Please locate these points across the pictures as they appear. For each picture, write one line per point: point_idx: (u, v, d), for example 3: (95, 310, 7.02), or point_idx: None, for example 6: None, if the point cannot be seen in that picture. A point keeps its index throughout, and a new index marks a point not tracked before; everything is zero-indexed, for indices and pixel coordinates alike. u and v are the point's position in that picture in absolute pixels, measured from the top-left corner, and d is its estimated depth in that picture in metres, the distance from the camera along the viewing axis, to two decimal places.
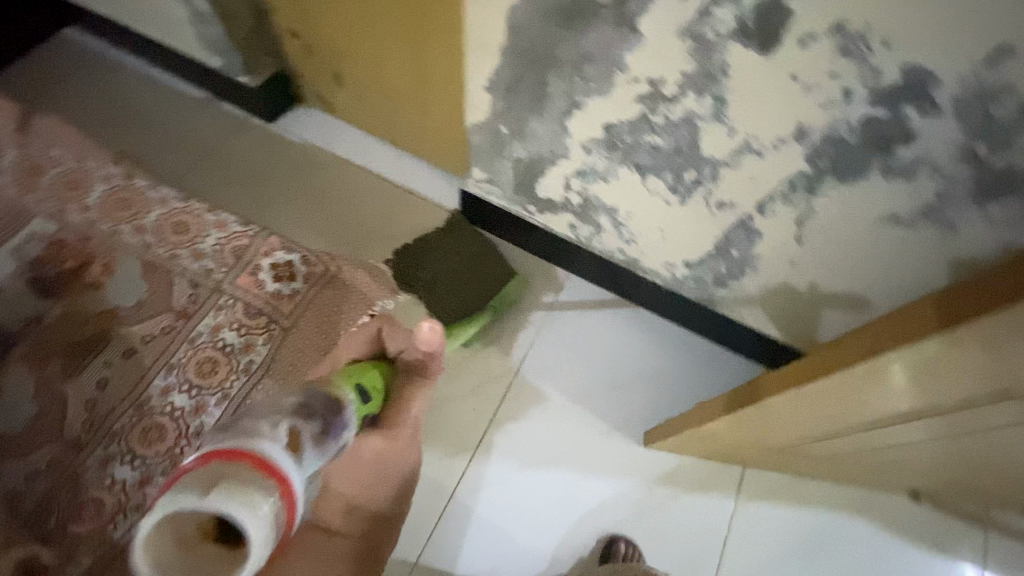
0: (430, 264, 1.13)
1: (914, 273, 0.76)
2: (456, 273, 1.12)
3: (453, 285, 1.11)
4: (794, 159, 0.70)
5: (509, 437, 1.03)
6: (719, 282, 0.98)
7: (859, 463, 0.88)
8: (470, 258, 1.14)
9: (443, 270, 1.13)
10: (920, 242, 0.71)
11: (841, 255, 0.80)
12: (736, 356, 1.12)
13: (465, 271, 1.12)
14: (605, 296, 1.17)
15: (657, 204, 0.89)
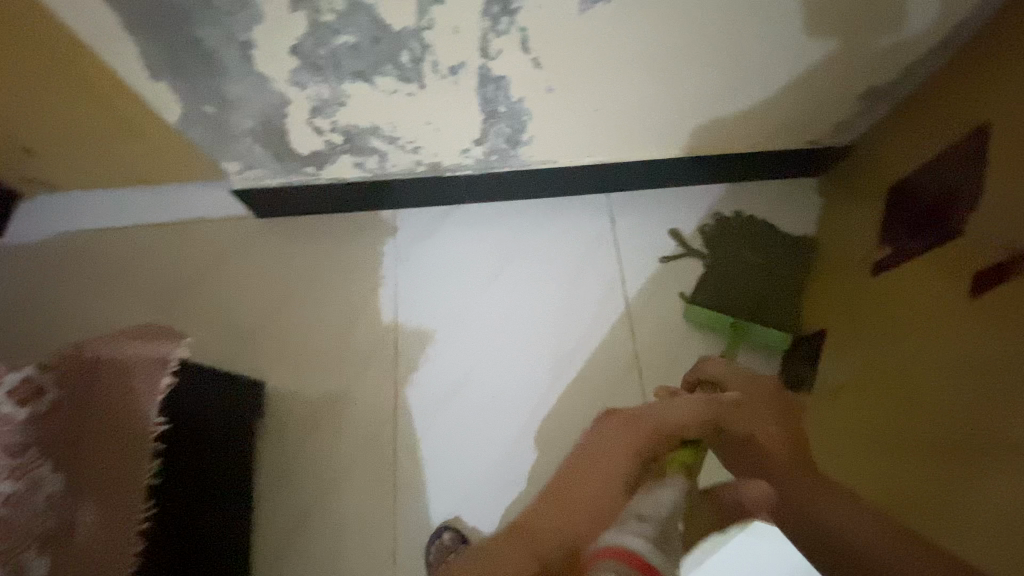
0: (724, 262, 1.04)
1: (645, 35, 0.75)
2: (756, 278, 1.00)
3: (720, 290, 1.01)
4: None
5: (417, 392, 1.01)
6: (514, 142, 0.95)
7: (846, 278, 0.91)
8: (777, 248, 1.03)
9: (730, 270, 1.02)
10: (625, 7, 0.70)
11: (582, 57, 0.78)
12: (575, 197, 1.13)
13: (761, 275, 1.00)
14: (433, 212, 1.12)
15: (402, 101, 0.83)
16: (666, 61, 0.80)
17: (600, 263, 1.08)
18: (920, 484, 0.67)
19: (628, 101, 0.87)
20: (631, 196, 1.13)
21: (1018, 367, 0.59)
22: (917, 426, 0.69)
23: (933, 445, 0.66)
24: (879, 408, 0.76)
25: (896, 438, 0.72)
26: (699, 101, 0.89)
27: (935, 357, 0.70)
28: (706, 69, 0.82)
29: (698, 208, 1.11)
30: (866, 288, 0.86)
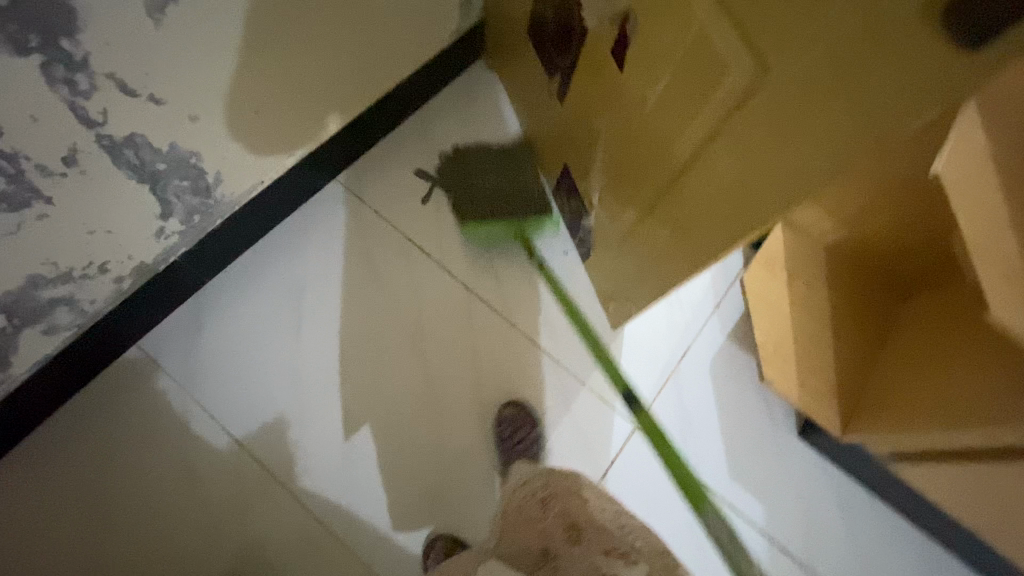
0: (470, 183, 1.09)
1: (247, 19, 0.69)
2: (501, 185, 1.09)
3: (483, 207, 1.08)
4: (12, 68, 0.53)
5: (311, 471, 0.93)
6: (206, 194, 0.84)
7: (591, 127, 0.89)
8: (496, 157, 1.12)
9: (476, 187, 1.09)
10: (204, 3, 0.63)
11: (201, 71, 0.69)
12: (309, 203, 1.07)
13: (501, 180, 1.09)
14: (183, 312, 0.97)
15: (39, 231, 0.67)
16: (288, 34, 0.75)
17: (377, 241, 1.06)
18: (686, 258, 0.78)
19: (283, 90, 0.82)
20: (357, 169, 1.11)
21: (765, 190, 0.60)
22: (674, 214, 0.76)
23: (690, 233, 0.75)
24: (668, 216, 0.78)
25: (664, 221, 0.79)
26: (346, 54, 0.87)
27: (681, 162, 0.71)
28: (328, 23, 0.80)
29: (415, 141, 1.14)
30: (587, 98, 0.87)
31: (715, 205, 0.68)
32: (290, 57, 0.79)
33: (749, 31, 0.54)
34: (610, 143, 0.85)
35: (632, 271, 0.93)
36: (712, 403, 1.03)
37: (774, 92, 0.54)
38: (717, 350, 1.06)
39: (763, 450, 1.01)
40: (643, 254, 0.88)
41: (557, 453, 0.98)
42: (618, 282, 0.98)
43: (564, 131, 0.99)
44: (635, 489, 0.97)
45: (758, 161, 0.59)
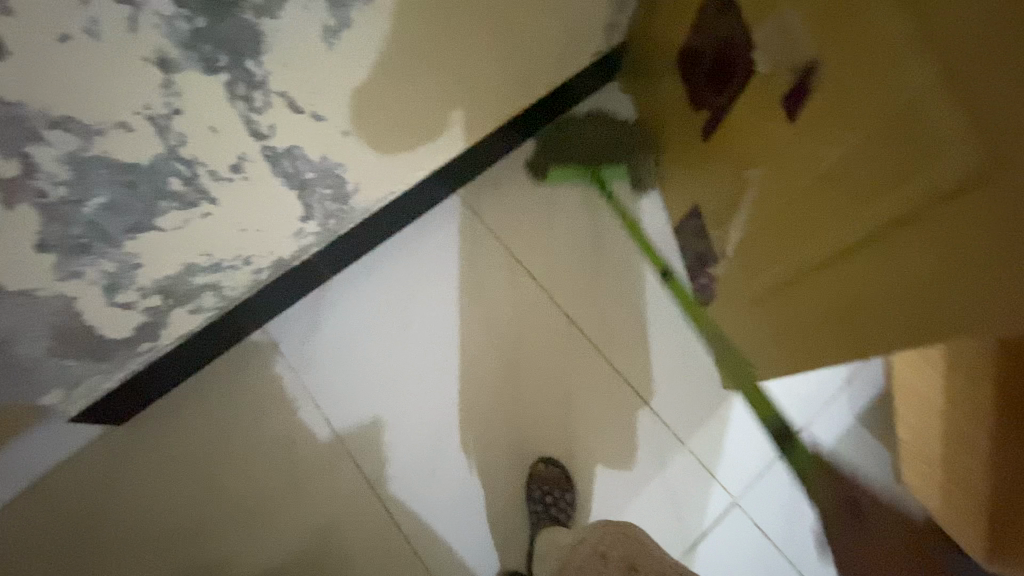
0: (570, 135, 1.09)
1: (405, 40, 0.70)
2: (602, 146, 1.06)
3: (577, 151, 1.07)
4: (203, 84, 0.57)
5: (399, 478, 0.95)
6: (343, 200, 0.87)
7: (739, 173, 0.81)
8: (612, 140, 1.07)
9: (579, 137, 1.08)
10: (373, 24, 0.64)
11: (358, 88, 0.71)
12: (430, 212, 1.08)
13: (605, 137, 1.07)
14: (305, 304, 1.02)
15: (202, 226, 0.72)
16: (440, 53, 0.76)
17: (490, 259, 1.06)
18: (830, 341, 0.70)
19: (427, 106, 0.83)
20: (478, 183, 1.11)
21: (960, 302, 0.50)
22: (827, 294, 0.68)
23: (847, 316, 0.66)
24: (820, 291, 0.70)
25: (812, 297, 0.71)
26: (489, 73, 0.87)
27: (852, 236, 0.61)
28: (478, 42, 0.79)
29: (540, 161, 1.11)
30: (741, 145, 0.79)
31: (886, 297, 0.59)
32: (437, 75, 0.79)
33: (994, 119, 0.44)
34: (761, 195, 0.77)
35: (761, 332, 0.85)
36: (824, 488, 0.94)
37: (1004, 199, 0.45)
38: (840, 431, 0.96)
39: (874, 554, 0.92)
40: (778, 321, 0.80)
41: (645, 511, 0.93)
42: (741, 341, 0.90)
43: (704, 170, 0.92)
44: (725, 559, 0.91)
45: (961, 268, 0.50)
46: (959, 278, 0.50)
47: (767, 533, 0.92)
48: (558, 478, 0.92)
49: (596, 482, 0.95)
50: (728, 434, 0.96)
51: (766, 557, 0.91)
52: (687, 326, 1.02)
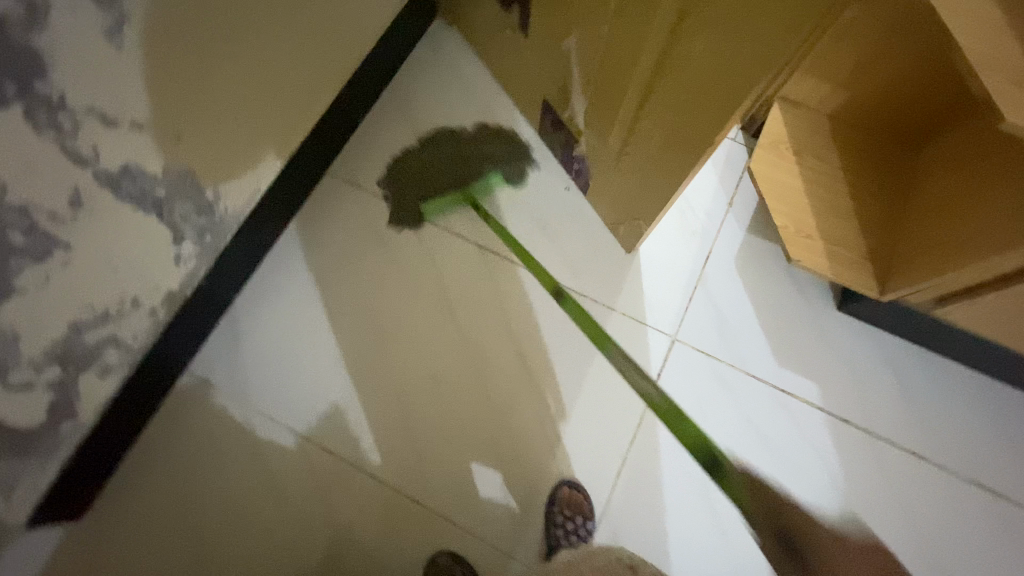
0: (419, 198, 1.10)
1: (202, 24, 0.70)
2: (451, 154, 1.12)
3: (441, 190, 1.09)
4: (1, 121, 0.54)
5: (378, 447, 0.98)
6: (211, 209, 0.87)
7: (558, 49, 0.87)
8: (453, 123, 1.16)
9: (429, 173, 1.11)
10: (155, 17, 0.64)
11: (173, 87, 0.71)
12: (311, 201, 1.12)
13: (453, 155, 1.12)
14: (221, 331, 1.03)
15: (70, 275, 0.69)
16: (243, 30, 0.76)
17: (378, 222, 1.10)
18: (683, 163, 0.76)
19: (255, 89, 0.84)
20: (345, 157, 1.15)
21: (736, 74, 0.58)
22: (662, 123, 0.74)
23: (676, 134, 0.73)
24: (650, 127, 0.77)
25: (655, 132, 0.77)
26: (304, 40, 0.88)
27: (654, 58, 0.68)
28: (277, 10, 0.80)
29: (388, 120, 1.17)
30: (553, 22, 0.85)
31: (690, 101, 0.67)
32: (251, 54, 0.80)
33: None
34: (583, 60, 0.83)
35: (627, 187, 0.93)
36: (741, 292, 1.03)
37: None
38: (737, 245, 1.06)
39: (804, 333, 1.01)
40: (634, 172, 0.88)
41: (601, 382, 1.00)
42: (618, 202, 0.99)
43: (534, 65, 0.98)
44: (687, 387, 0.99)
45: (725, 44, 0.58)
46: (727, 55, 0.58)
47: (709, 355, 1.01)
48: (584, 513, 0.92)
49: (548, 373, 1.01)
50: (644, 285, 1.04)
51: (716, 373, 1.00)
52: (580, 212, 1.09)
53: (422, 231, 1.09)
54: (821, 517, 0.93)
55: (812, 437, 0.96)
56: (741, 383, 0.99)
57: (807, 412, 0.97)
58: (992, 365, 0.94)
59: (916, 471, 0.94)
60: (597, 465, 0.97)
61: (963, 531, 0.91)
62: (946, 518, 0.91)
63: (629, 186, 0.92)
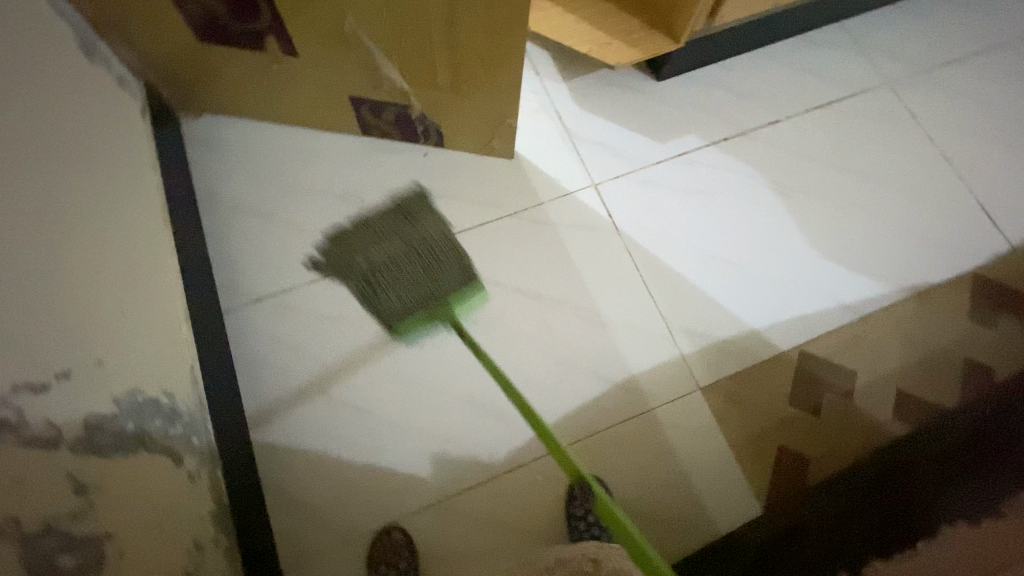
0: (358, 261, 0.90)
1: (21, 229, 0.60)
2: (415, 261, 0.91)
3: (407, 295, 0.90)
4: None
5: (495, 451, 0.95)
6: (177, 413, 0.76)
7: (338, 39, 0.89)
8: (384, 225, 0.94)
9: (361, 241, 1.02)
10: None
11: (51, 307, 0.60)
12: (235, 345, 1.00)
13: (397, 264, 0.90)
14: (276, 508, 0.91)
15: (132, 561, 0.58)
16: (53, 214, 0.67)
17: (311, 304, 1.03)
18: (512, 38, 0.84)
19: (105, 271, 0.73)
20: (226, 288, 1.04)
21: None
22: (472, 25, 0.82)
23: (490, 26, 0.82)
24: (463, 38, 0.85)
25: (473, 44, 0.86)
26: (103, 206, 0.78)
27: None
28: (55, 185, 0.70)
29: (231, 227, 1.09)
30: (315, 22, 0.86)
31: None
32: (79, 238, 0.70)
33: None
34: (369, 33, 0.86)
35: (473, 107, 1.00)
36: (601, 118, 1.19)
37: None
38: (568, 91, 1.21)
39: (659, 110, 1.21)
40: (476, 90, 0.96)
41: (586, 251, 1.09)
42: (471, 125, 1.06)
43: (319, 78, 0.99)
44: (635, 199, 1.13)
45: None
46: None
47: (626, 173, 1.15)
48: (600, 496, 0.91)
49: (547, 281, 1.07)
50: (542, 167, 1.15)
51: (641, 179, 1.15)
52: (453, 161, 1.14)
53: None
54: (774, 202, 1.15)
55: (724, 164, 1.17)
56: (658, 171, 1.16)
57: (707, 153, 1.18)
58: (763, 34, 1.23)
59: (786, 130, 1.21)
60: (638, 303, 1.06)
61: (838, 140, 1.20)
62: (823, 139, 1.21)
63: (478, 107, 1.00)
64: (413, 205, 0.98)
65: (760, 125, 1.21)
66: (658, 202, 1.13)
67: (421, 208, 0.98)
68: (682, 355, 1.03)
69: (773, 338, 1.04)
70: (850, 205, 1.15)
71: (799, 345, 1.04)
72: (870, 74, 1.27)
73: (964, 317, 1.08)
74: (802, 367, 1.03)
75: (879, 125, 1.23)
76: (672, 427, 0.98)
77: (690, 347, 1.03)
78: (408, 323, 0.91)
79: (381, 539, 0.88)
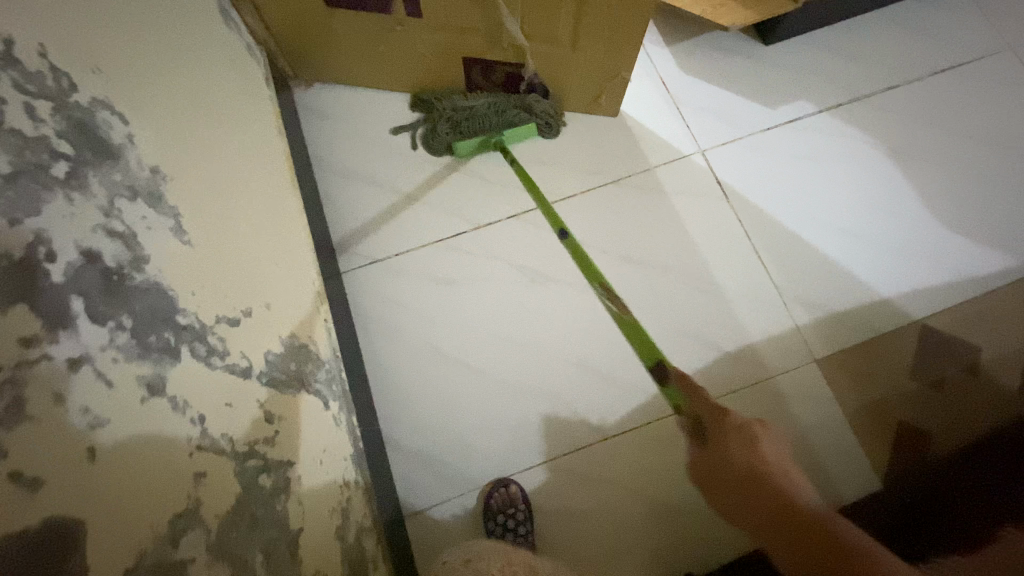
0: (445, 105, 1.10)
1: (198, 178, 0.64)
2: (496, 120, 1.08)
3: (472, 129, 1.09)
4: (196, 372, 0.48)
5: (604, 414, 0.97)
6: (320, 362, 0.80)
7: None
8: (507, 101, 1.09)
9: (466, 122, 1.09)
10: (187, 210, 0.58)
11: (228, 249, 0.64)
12: (351, 304, 1.04)
13: (494, 109, 1.08)
14: (395, 458, 0.95)
15: (308, 489, 0.62)
16: (218, 166, 0.70)
17: (422, 267, 1.07)
18: None
19: (259, 224, 0.77)
20: (341, 250, 1.09)
21: None
22: None
23: None
24: None
25: None
26: (252, 161, 0.82)
27: None
28: (219, 140, 0.74)
29: (343, 191, 1.13)
30: None
31: None
32: (239, 189, 0.74)
33: None
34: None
35: (593, 63, 0.99)
36: (706, 85, 1.17)
37: None
38: (671, 58, 1.19)
39: (767, 76, 1.17)
40: (600, 45, 0.95)
41: (692, 218, 1.08)
42: (583, 83, 1.06)
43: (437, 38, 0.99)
44: (742, 166, 1.10)
45: None
46: None
47: (733, 140, 1.12)
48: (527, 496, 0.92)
49: (652, 248, 1.06)
50: (647, 134, 1.13)
51: (749, 147, 1.12)
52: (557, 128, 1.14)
53: (459, 244, 1.08)
54: (891, 170, 1.10)
55: (837, 131, 1.13)
56: (766, 138, 1.12)
57: (819, 120, 1.14)
58: None
59: (905, 95, 1.15)
60: (746, 271, 1.04)
61: (962, 107, 1.14)
62: (946, 106, 1.14)
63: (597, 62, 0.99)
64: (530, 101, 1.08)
65: (877, 91, 1.15)
66: (767, 170, 1.10)
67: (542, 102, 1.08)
68: (793, 325, 1.00)
69: (892, 311, 1.01)
70: (975, 176, 1.09)
71: (920, 319, 1.00)
72: (998, 35, 1.19)
73: None
74: (925, 340, 0.99)
75: (1008, 90, 1.15)
76: (784, 396, 0.96)
77: (803, 317, 1.01)
78: (462, 144, 1.08)
79: (498, 491, 0.92)
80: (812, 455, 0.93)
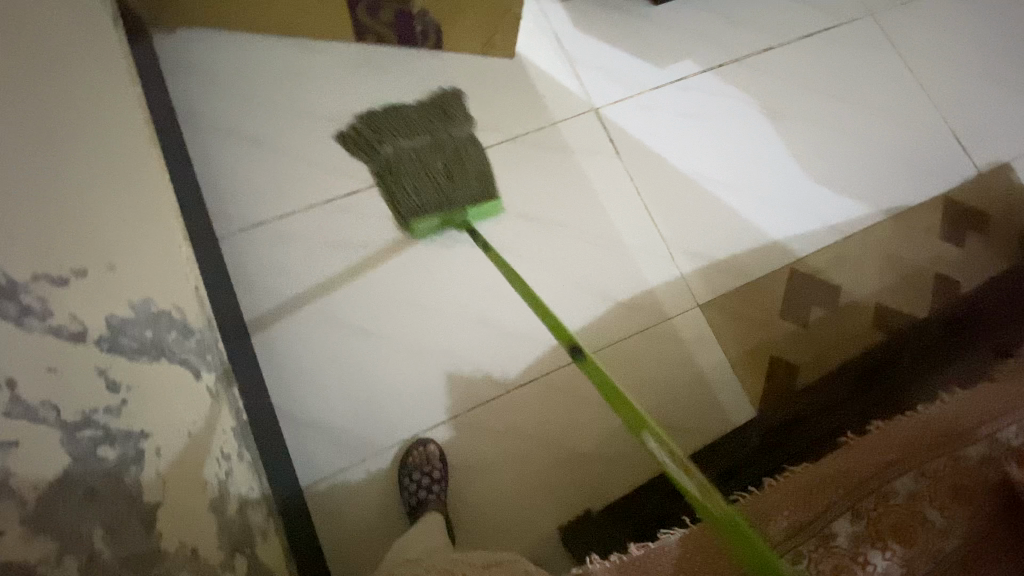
0: (383, 147, 1.02)
1: (6, 116, 0.55)
2: (440, 158, 1.00)
3: (427, 192, 0.98)
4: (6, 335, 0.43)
5: (506, 369, 0.97)
6: (190, 329, 0.73)
7: None
8: (422, 122, 1.04)
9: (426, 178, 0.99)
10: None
11: (48, 193, 0.56)
12: (232, 271, 0.97)
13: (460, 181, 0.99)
14: (290, 430, 0.91)
15: (172, 461, 0.57)
16: (40, 103, 0.61)
17: (312, 229, 1.01)
18: None
19: (107, 177, 0.69)
20: (218, 213, 1.00)
21: None
22: None
23: None
24: None
25: None
26: (95, 106, 0.73)
27: None
28: (50, 78, 0.65)
29: (219, 149, 1.04)
30: None
31: None
32: (73, 132, 0.65)
33: None
34: None
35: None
36: (600, 43, 1.18)
37: None
38: (566, 16, 1.19)
39: (657, 36, 1.20)
40: None
41: (588, 175, 1.10)
42: (476, 24, 1.05)
43: None
44: (634, 122, 1.13)
45: None
46: None
47: (626, 98, 1.15)
48: (436, 467, 0.89)
49: (549, 203, 1.07)
50: (543, 90, 1.13)
51: (640, 105, 1.15)
52: (453, 83, 1.11)
53: (352, 204, 1.03)
54: (766, 126, 1.18)
55: (720, 89, 1.19)
56: (656, 95, 1.16)
57: (704, 79, 1.19)
58: None
59: (779, 57, 1.23)
60: (638, 224, 1.08)
61: (827, 69, 1.24)
62: (811, 67, 1.23)
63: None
64: (448, 104, 1.08)
65: (755, 52, 1.22)
66: (658, 126, 1.14)
67: (459, 110, 1.08)
68: (681, 274, 1.06)
69: (765, 256, 1.09)
70: (836, 133, 1.20)
71: (790, 263, 1.10)
72: (859, 3, 1.30)
73: (936, 238, 1.15)
74: (793, 281, 1.08)
75: (865, 54, 1.27)
76: (673, 339, 1.02)
77: (687, 266, 1.07)
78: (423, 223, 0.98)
79: (415, 450, 0.90)
80: (698, 393, 1.00)
